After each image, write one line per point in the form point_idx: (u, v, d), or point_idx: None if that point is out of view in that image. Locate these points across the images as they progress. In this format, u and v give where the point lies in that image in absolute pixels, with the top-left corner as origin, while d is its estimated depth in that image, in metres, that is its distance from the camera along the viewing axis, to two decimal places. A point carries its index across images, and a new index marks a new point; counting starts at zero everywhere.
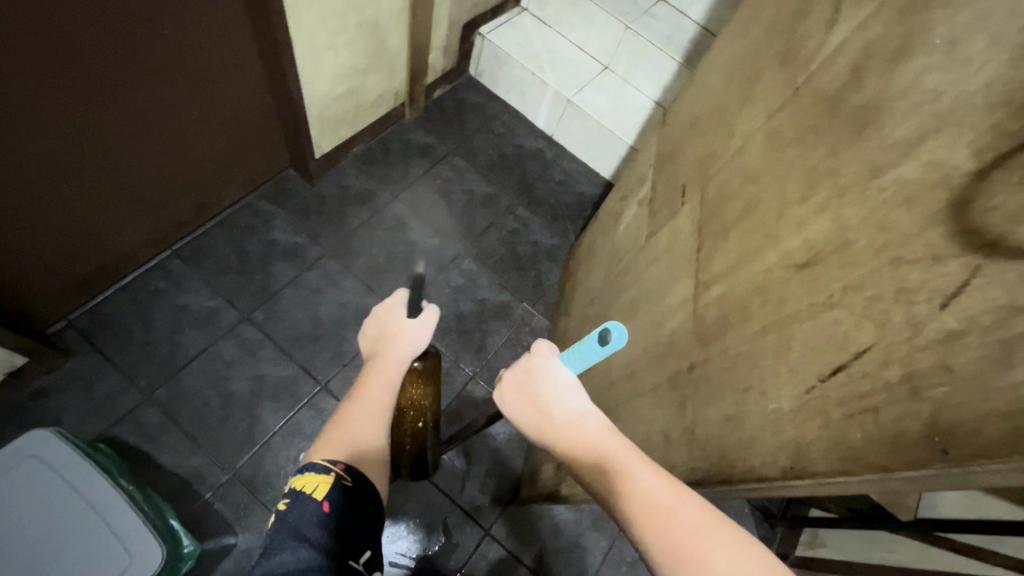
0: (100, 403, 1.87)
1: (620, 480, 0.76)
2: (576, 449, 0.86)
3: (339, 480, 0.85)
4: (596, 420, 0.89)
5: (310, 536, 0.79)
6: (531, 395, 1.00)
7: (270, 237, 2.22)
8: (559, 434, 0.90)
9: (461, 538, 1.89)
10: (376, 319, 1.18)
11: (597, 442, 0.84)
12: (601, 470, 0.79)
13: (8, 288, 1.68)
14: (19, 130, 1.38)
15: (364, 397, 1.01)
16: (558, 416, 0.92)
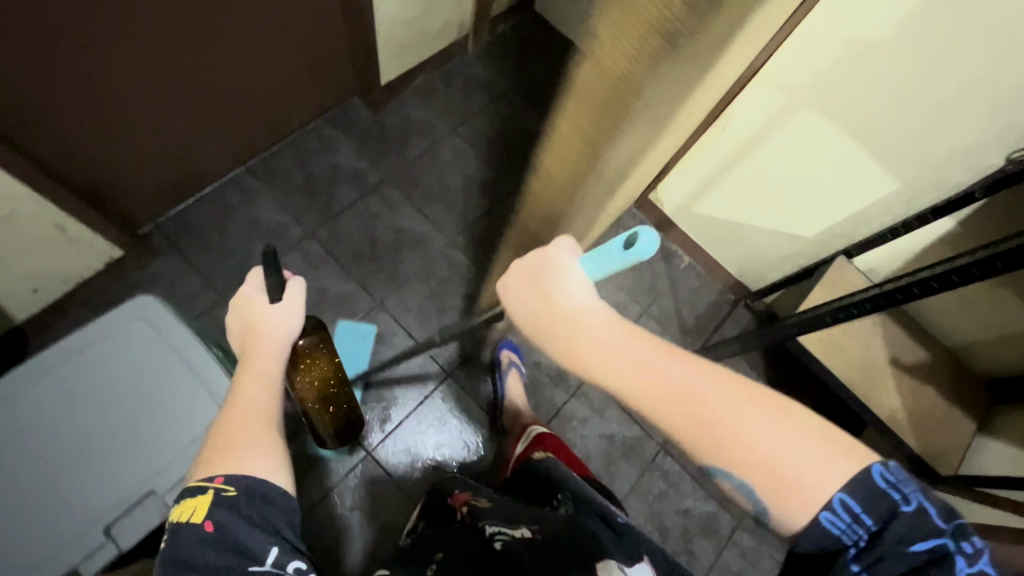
0: (182, 299, 2.08)
1: (648, 377, 0.72)
2: (616, 362, 0.74)
3: (219, 495, 0.79)
4: (612, 325, 0.77)
5: (208, 559, 0.74)
6: (543, 297, 0.82)
7: (335, 160, 2.32)
8: (586, 344, 0.77)
9: (498, 450, 2.04)
10: (232, 315, 1.11)
11: (633, 350, 0.75)
12: (627, 376, 0.73)
13: (110, 184, 1.85)
14: (129, 38, 1.50)
15: (241, 398, 0.97)
16: (582, 327, 0.78)
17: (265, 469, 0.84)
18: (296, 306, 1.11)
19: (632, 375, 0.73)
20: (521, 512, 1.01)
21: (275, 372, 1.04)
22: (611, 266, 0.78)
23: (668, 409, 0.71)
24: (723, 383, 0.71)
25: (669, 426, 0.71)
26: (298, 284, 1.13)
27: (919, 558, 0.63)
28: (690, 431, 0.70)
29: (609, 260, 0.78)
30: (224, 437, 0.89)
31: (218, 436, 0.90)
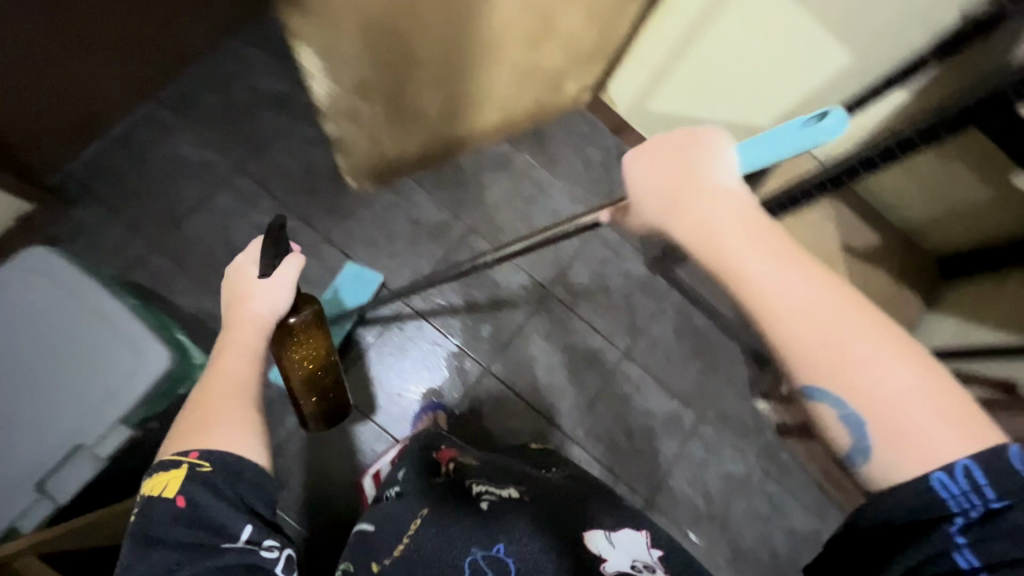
0: None
1: (862, 380, 0.42)
2: (804, 313, 0.44)
3: (193, 474, 0.58)
4: (795, 265, 0.45)
5: (177, 537, 0.55)
6: (710, 198, 0.49)
7: None
8: (759, 299, 0.45)
9: None
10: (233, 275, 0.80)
11: (834, 326, 0.43)
12: (830, 374, 0.43)
13: None
14: None
15: (219, 378, 0.68)
16: (749, 265, 0.45)
17: (261, 448, 0.63)
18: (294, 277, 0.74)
19: (828, 360, 0.43)
20: (510, 468, 0.80)
21: (261, 348, 0.72)
22: (795, 155, 0.46)
23: (862, 402, 0.42)
24: (903, 356, 0.42)
25: (848, 431, 0.43)
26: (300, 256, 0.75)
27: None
28: (885, 438, 0.42)
29: (796, 145, 0.46)
30: (202, 412, 0.64)
31: (196, 407, 0.66)
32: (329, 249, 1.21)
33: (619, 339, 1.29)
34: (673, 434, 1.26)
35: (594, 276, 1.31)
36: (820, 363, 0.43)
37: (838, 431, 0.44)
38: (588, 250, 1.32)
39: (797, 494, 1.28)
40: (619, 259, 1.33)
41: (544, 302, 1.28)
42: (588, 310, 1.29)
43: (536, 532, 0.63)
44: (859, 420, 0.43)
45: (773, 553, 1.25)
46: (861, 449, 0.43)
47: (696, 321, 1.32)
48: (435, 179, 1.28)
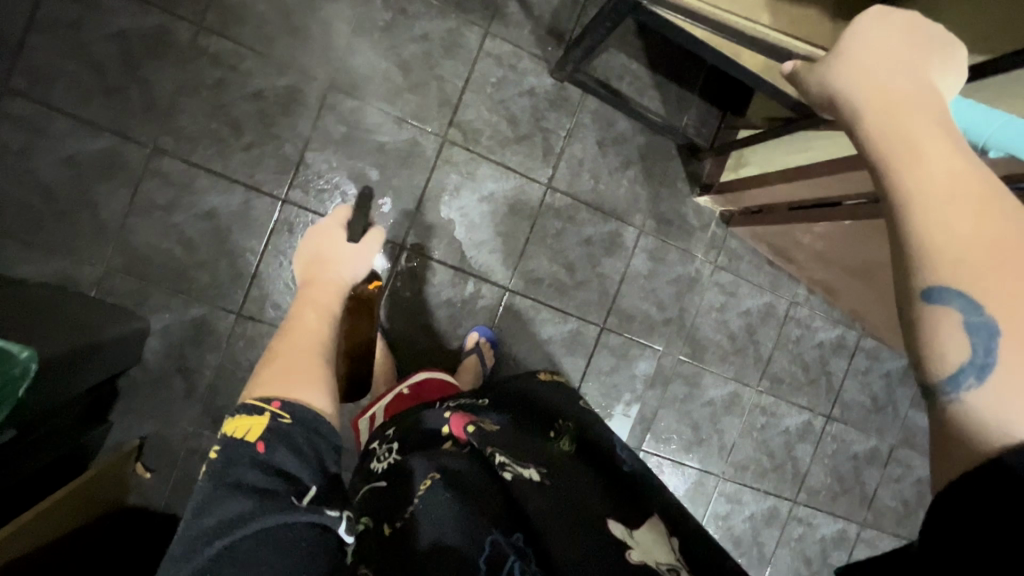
0: None
1: (1011, 289, 0.32)
2: (993, 216, 0.33)
3: (274, 423, 0.53)
4: (966, 160, 0.35)
5: (254, 481, 0.48)
6: (913, 82, 0.39)
7: None
8: (928, 177, 0.34)
9: None
10: (314, 240, 0.89)
11: (1013, 241, 0.33)
12: (986, 272, 0.32)
13: None
14: None
15: (298, 334, 0.71)
16: (937, 153, 0.35)
17: (327, 403, 0.60)
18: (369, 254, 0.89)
19: (987, 258, 0.33)
20: (532, 441, 0.60)
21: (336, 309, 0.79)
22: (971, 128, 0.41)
23: (1006, 321, 0.32)
24: None
25: (967, 347, 0.32)
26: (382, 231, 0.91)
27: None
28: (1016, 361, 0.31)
29: (983, 135, 0.41)
30: (281, 360, 0.65)
31: (271, 360, 0.65)
32: (166, 161, 0.99)
33: (538, 170, 1.14)
34: (616, 253, 1.20)
35: (492, 105, 1.11)
36: (963, 258, 0.33)
37: (951, 337, 0.33)
38: (480, 74, 1.09)
39: (749, 277, 1.28)
40: (517, 75, 1.11)
41: (444, 152, 1.09)
42: (497, 148, 1.12)
43: (556, 512, 0.49)
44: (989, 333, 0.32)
45: (731, 336, 1.28)
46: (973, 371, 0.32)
47: (618, 126, 1.17)
48: (261, 35, 1.01)
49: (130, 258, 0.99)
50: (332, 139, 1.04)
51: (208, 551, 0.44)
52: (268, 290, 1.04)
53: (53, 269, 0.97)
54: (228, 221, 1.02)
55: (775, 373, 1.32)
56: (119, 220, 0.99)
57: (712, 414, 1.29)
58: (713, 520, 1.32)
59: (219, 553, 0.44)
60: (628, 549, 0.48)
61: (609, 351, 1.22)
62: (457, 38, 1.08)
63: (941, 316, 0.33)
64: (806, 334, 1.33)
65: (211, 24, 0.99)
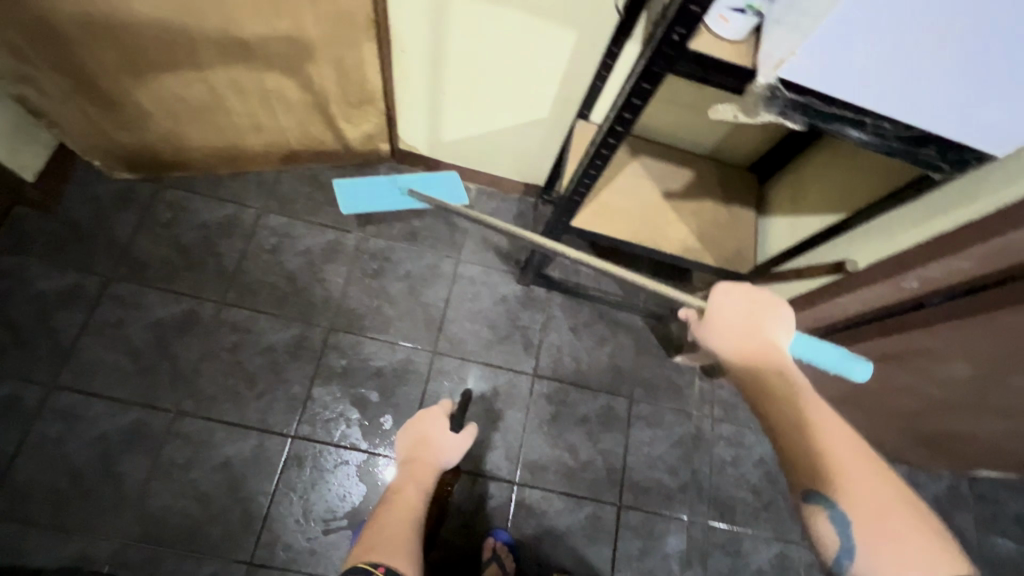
0: None
1: (853, 495, 0.55)
2: (835, 456, 0.56)
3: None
4: (815, 416, 0.58)
5: None
6: (765, 355, 0.63)
7: None
8: (796, 433, 0.57)
9: None
10: (411, 426, 0.90)
11: (850, 463, 0.56)
12: (839, 486, 0.55)
13: None
14: None
15: (397, 508, 0.79)
16: (792, 418, 0.58)
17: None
18: (463, 445, 0.89)
19: (835, 483, 0.55)
20: None
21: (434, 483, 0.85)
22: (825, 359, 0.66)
23: (857, 518, 0.54)
24: (897, 504, 0.55)
25: (838, 536, 0.54)
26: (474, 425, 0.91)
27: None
28: (874, 546, 0.53)
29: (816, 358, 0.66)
30: (380, 534, 0.75)
31: (375, 524, 0.77)
32: (187, 422, 1.09)
33: (523, 363, 1.25)
34: (614, 425, 1.23)
35: (472, 316, 1.27)
36: (823, 483, 0.55)
37: (828, 534, 0.55)
38: (457, 294, 1.28)
39: (750, 424, 1.29)
40: (490, 287, 1.29)
41: (435, 365, 1.21)
42: (482, 351, 1.24)
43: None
44: (855, 534, 0.54)
45: (755, 489, 1.24)
46: (846, 550, 0.54)
47: (587, 311, 1.31)
48: (272, 300, 1.20)
49: (148, 525, 1.02)
50: (335, 372, 1.17)
51: None
52: (279, 531, 1.05)
53: (73, 550, 0.99)
54: (242, 469, 1.08)
55: None
56: (140, 488, 1.04)
57: None
58: None
59: None
60: None
61: (634, 531, 1.16)
62: (433, 270, 1.29)
63: (821, 518, 0.55)
64: None
65: (231, 299, 1.19)
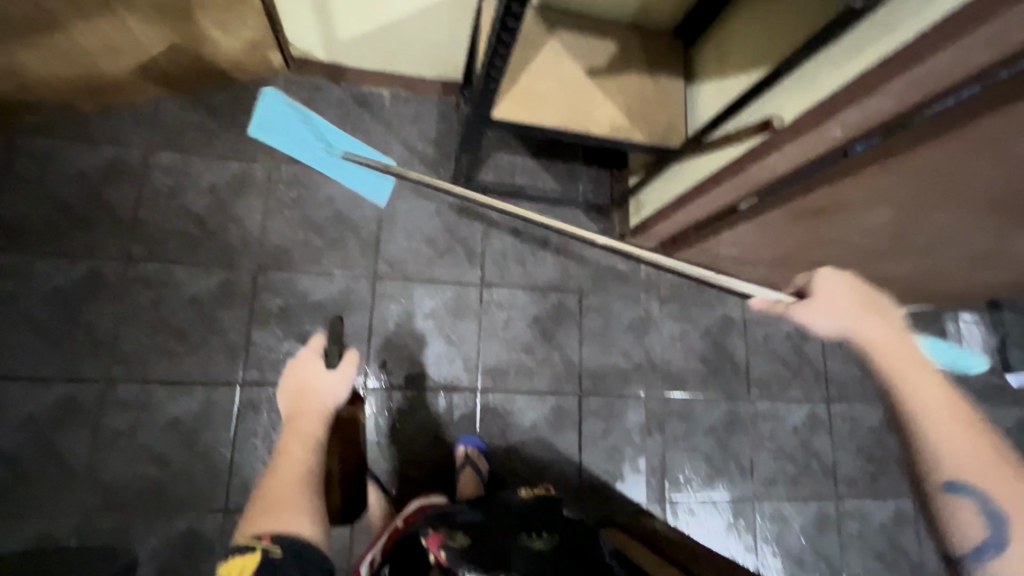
0: None
1: (994, 482, 0.56)
2: (964, 438, 0.58)
3: (267, 557, 0.63)
4: (946, 396, 0.60)
5: None
6: (891, 343, 0.64)
7: None
8: (935, 411, 0.59)
9: None
10: (289, 375, 0.85)
11: (990, 450, 0.57)
12: (980, 473, 0.56)
13: None
14: None
15: (280, 464, 0.74)
16: (929, 405, 0.59)
17: (314, 529, 0.67)
18: (348, 379, 0.84)
19: (981, 468, 0.56)
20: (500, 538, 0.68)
21: (320, 428, 0.79)
22: None
23: (1004, 507, 0.55)
24: None
25: (982, 527, 0.56)
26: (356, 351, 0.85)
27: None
28: (1018, 531, 0.54)
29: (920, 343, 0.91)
30: (263, 495, 0.70)
31: (259, 491, 0.72)
32: (121, 389, 1.02)
33: (468, 274, 1.22)
34: (567, 320, 1.25)
35: (408, 234, 1.20)
36: (966, 470, 0.57)
37: (970, 524, 0.56)
38: (389, 213, 1.20)
39: (695, 299, 1.34)
40: (422, 202, 1.22)
41: (378, 289, 1.16)
42: (425, 267, 1.20)
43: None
44: (1002, 516, 0.55)
45: (704, 358, 1.31)
46: (990, 540, 0.55)
47: (526, 212, 1.27)
48: (185, 248, 1.10)
49: (106, 496, 0.98)
50: (272, 313, 1.10)
51: None
52: (248, 476, 1.04)
53: (32, 532, 0.96)
54: (194, 425, 1.03)
55: (760, 377, 1.34)
56: (87, 463, 0.99)
57: (719, 439, 1.28)
58: (765, 546, 1.26)
59: None
60: None
61: (597, 413, 1.22)
62: (358, 191, 1.20)
63: (962, 505, 0.56)
64: (771, 329, 1.37)
65: (136, 253, 1.08)
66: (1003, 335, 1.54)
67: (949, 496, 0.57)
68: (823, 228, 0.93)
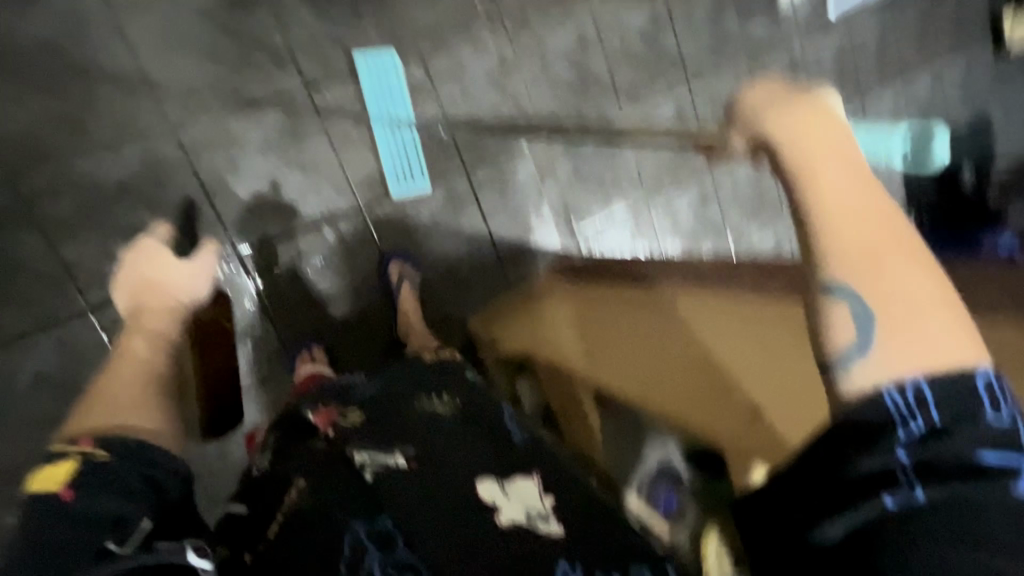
0: None
1: (889, 276, 0.38)
2: (857, 214, 0.40)
3: (85, 467, 0.47)
4: (858, 179, 0.41)
5: (77, 537, 0.42)
6: (831, 131, 0.44)
7: None
8: (836, 205, 0.40)
9: None
10: (131, 264, 0.74)
11: (889, 239, 0.39)
12: (868, 269, 0.39)
13: None
14: None
15: (122, 366, 0.64)
16: (826, 175, 0.41)
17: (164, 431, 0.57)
18: (207, 270, 0.78)
19: (872, 255, 0.39)
20: (393, 412, 0.63)
21: (171, 332, 0.71)
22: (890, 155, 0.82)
23: (880, 308, 0.38)
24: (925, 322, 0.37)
25: (851, 328, 0.38)
26: (216, 246, 0.80)
27: (966, 471, 0.33)
28: (891, 333, 0.37)
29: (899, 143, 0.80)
30: (110, 394, 0.59)
31: (89, 394, 0.59)
32: None
33: (286, 81, 0.99)
34: (421, 96, 1.10)
35: (182, 55, 0.92)
36: (845, 253, 0.39)
37: (841, 324, 0.38)
38: (138, 35, 0.89)
39: (543, 23, 1.21)
40: (175, 6, 0.91)
41: (186, 141, 0.93)
42: (228, 90, 0.95)
43: (422, 496, 0.51)
44: (876, 322, 0.38)
45: (570, 85, 1.25)
46: (860, 341, 0.38)
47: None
48: None
49: (16, 476, 0.87)
50: (70, 219, 0.87)
51: None
52: None
53: None
54: (64, 372, 0.88)
55: (626, 86, 1.32)
56: None
57: (606, 161, 1.31)
58: (667, 235, 1.41)
59: None
60: (497, 513, 0.51)
61: (489, 182, 1.18)
62: (80, 21, 0.87)
63: (832, 310, 0.39)
64: (624, 32, 1.31)
65: None
66: None
67: (821, 298, 0.40)
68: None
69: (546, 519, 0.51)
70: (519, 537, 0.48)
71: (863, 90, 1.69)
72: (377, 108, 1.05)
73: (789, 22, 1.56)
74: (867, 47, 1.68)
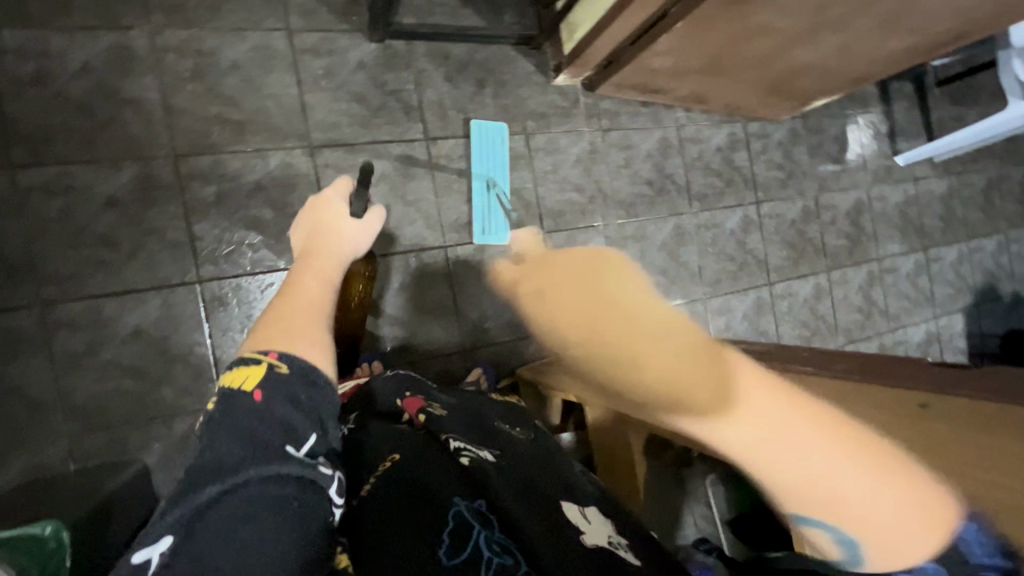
0: None
1: (798, 470, 0.45)
2: (746, 454, 0.46)
3: (271, 372, 0.53)
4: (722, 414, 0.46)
5: (267, 435, 0.48)
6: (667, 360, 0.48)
7: None
8: (739, 452, 0.46)
9: None
10: (309, 219, 0.81)
11: (766, 446, 0.46)
12: (788, 490, 0.46)
13: None
14: None
15: (295, 296, 0.67)
16: (713, 434, 0.47)
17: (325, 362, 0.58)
18: (369, 231, 0.83)
19: (780, 471, 0.46)
20: (479, 423, 0.68)
21: (337, 279, 0.74)
22: None
23: (827, 517, 0.46)
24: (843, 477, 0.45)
25: (833, 542, 0.47)
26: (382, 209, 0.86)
27: None
28: (847, 520, 0.45)
29: None
30: (287, 314, 0.62)
31: (270, 315, 0.63)
32: (63, 308, 0.93)
33: (410, 130, 1.16)
34: (519, 164, 1.25)
35: (335, 94, 1.10)
36: (777, 488, 0.46)
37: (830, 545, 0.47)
38: (306, 73, 1.09)
39: (634, 125, 1.37)
40: (341, 56, 1.11)
41: (318, 161, 1.08)
42: (362, 128, 1.12)
43: (515, 490, 0.54)
44: (838, 532, 0.46)
45: (649, 181, 1.38)
46: (852, 559, 0.47)
47: (455, 55, 1.19)
48: (82, 145, 0.95)
49: (88, 417, 0.93)
50: (207, 202, 1.01)
51: (200, 496, 0.44)
52: None
53: (16, 471, 0.89)
54: (160, 331, 0.98)
55: (698, 191, 1.44)
56: (53, 389, 0.92)
57: (670, 253, 1.40)
58: (719, 334, 1.45)
59: (218, 489, 0.44)
60: (583, 532, 0.51)
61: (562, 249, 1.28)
62: (263, 52, 1.06)
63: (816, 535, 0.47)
64: (703, 146, 1.45)
65: (23, 158, 0.92)
66: (891, 123, 1.72)
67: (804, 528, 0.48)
68: (759, 11, 0.99)
69: (624, 550, 0.50)
70: (605, 558, 0.47)
71: (925, 240, 1.75)
72: (479, 163, 1.19)
73: (857, 165, 1.67)
74: (930, 201, 1.76)
